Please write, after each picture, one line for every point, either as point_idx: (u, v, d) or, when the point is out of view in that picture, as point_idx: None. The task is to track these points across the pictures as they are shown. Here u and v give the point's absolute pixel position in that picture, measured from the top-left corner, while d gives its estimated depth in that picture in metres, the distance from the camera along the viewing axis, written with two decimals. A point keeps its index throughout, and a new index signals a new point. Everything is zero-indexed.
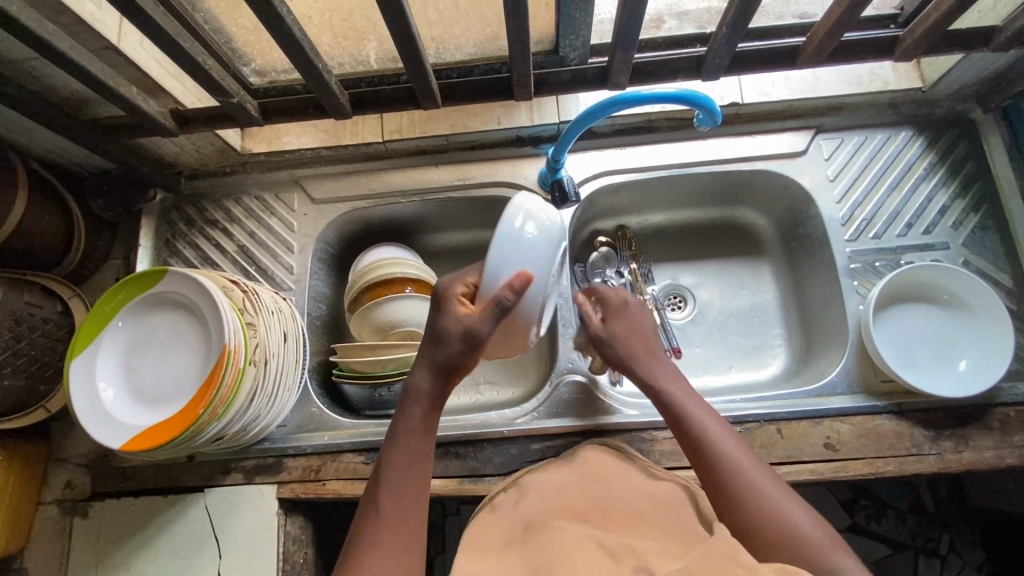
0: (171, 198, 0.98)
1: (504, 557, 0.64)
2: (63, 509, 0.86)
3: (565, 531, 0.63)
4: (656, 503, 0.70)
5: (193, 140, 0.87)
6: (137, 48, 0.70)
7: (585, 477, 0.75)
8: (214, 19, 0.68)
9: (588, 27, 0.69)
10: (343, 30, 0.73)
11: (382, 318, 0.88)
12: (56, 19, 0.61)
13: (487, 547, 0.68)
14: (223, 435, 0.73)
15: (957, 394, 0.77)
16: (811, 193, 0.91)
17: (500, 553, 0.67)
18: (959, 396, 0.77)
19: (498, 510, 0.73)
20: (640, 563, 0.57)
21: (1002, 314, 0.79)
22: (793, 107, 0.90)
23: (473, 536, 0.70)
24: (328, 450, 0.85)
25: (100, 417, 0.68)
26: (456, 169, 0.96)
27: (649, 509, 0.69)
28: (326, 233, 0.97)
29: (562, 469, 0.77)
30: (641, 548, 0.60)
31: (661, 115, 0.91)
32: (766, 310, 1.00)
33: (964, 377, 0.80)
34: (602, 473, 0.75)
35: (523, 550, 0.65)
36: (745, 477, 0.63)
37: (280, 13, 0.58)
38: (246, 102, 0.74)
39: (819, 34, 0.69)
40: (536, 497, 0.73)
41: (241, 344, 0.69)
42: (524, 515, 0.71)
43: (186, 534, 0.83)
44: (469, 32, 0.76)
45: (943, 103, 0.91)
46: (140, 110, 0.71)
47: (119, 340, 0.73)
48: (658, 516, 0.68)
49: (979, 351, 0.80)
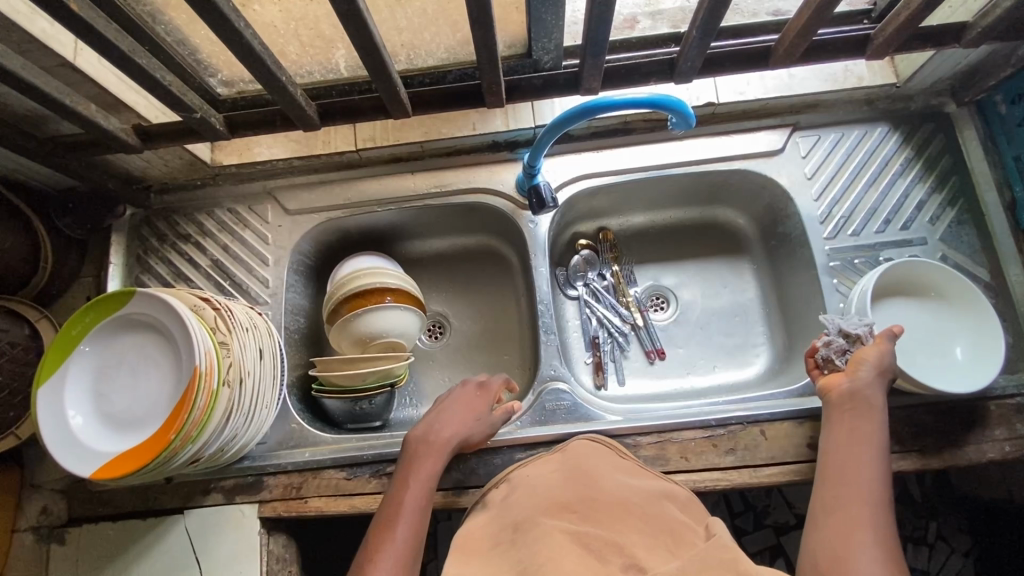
0: (141, 213, 0.96)
1: (486, 560, 0.56)
2: (39, 536, 0.84)
3: (550, 525, 0.56)
4: (646, 492, 0.63)
5: (160, 154, 0.85)
6: (95, 65, 0.68)
7: (569, 466, 0.67)
8: (177, 31, 0.66)
9: (560, 30, 0.67)
10: (310, 39, 0.72)
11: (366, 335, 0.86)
12: (7, 39, 0.59)
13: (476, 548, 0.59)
14: (199, 456, 0.72)
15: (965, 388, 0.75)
16: (788, 191, 0.91)
17: (482, 550, 0.58)
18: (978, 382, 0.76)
19: (486, 510, 0.66)
20: (629, 561, 0.50)
21: (966, 287, 0.81)
22: (769, 106, 0.90)
23: (459, 538, 0.62)
24: (309, 467, 0.84)
25: (71, 446, 0.66)
26: (431, 175, 0.95)
27: (641, 499, 0.61)
28: (303, 245, 0.95)
29: (549, 461, 0.70)
30: (630, 543, 0.53)
31: (637, 116, 0.90)
32: (748, 309, 0.99)
33: (965, 360, 0.80)
34: (587, 462, 0.68)
35: (506, 547, 0.57)
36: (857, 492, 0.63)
37: (238, 28, 0.56)
38: (210, 116, 0.72)
39: (790, 35, 0.68)
40: (520, 491, 0.65)
41: (213, 366, 0.66)
42: (507, 510, 0.63)
43: (165, 557, 0.82)
44: (440, 37, 0.74)
45: (918, 97, 0.91)
46: (101, 128, 0.69)
47: (86, 366, 0.71)
48: (649, 505, 0.60)
49: (963, 331, 0.81)
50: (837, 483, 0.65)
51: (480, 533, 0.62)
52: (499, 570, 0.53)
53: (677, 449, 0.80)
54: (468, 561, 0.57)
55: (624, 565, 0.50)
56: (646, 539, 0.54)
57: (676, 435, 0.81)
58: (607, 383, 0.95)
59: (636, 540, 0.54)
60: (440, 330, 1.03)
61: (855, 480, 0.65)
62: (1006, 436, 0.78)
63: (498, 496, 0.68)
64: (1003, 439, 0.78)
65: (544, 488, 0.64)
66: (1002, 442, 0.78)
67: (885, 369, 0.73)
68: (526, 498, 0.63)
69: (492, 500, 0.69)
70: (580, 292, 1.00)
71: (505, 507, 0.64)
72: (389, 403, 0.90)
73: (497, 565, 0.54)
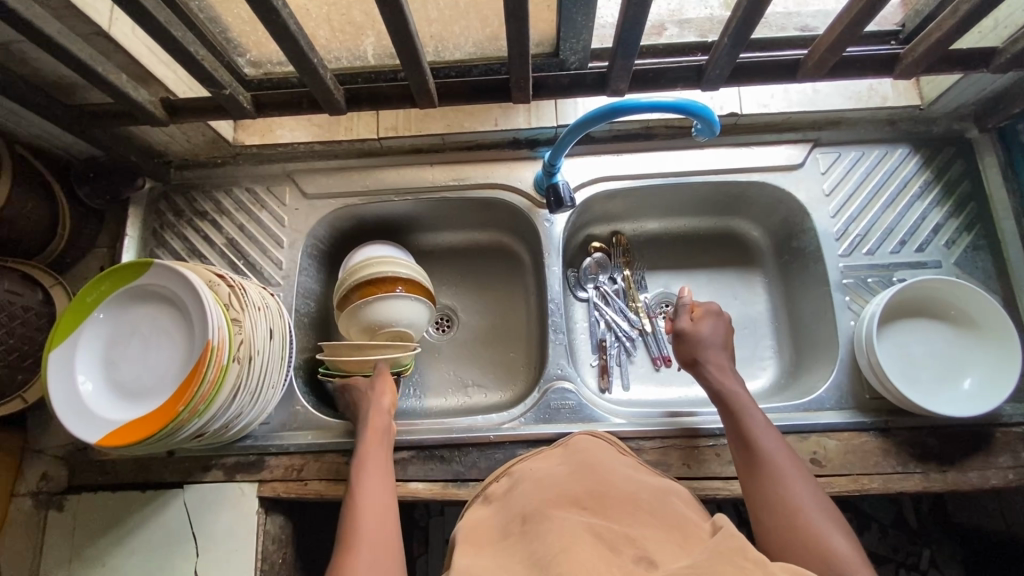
0: (160, 187, 0.97)
1: (496, 555, 0.52)
2: (37, 502, 0.84)
3: (563, 517, 0.52)
4: (653, 488, 0.60)
5: (183, 129, 0.86)
6: (129, 35, 0.69)
7: (576, 462, 0.64)
8: (210, 8, 0.66)
9: (590, 30, 0.67)
10: (341, 24, 0.72)
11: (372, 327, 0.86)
12: (45, 3, 0.60)
13: (482, 542, 0.56)
14: (204, 431, 0.72)
15: (971, 414, 0.75)
16: (806, 206, 0.91)
17: (487, 544, 0.55)
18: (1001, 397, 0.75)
19: (491, 504, 0.65)
20: (641, 554, 0.47)
21: (977, 301, 0.80)
22: (791, 120, 0.90)
23: (463, 530, 0.60)
24: (311, 450, 0.84)
25: (78, 411, 0.67)
26: (450, 168, 0.95)
27: (649, 495, 0.58)
28: (318, 229, 0.96)
29: (551, 457, 0.68)
30: (640, 537, 0.50)
31: (659, 122, 0.91)
32: (757, 321, 0.99)
33: (985, 373, 0.79)
34: (590, 455, 0.65)
35: (515, 539, 0.53)
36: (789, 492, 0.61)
37: (276, 7, 0.56)
38: (238, 94, 0.73)
39: (821, 49, 0.69)
40: (526, 483, 0.63)
41: (224, 341, 0.67)
42: (513, 502, 0.61)
43: (162, 531, 0.82)
44: (469, 31, 0.74)
45: (940, 121, 0.91)
46: (129, 98, 0.69)
47: (98, 333, 0.71)
48: (659, 502, 0.57)
49: (981, 345, 0.81)
50: (770, 480, 0.63)
51: (487, 527, 0.59)
52: (509, 563, 0.49)
53: (679, 456, 0.81)
54: (476, 554, 0.54)
55: (636, 559, 0.47)
56: (657, 535, 0.51)
57: (679, 442, 0.81)
58: (613, 387, 0.95)
59: (647, 534, 0.51)
60: (447, 323, 1.03)
61: (778, 484, 0.62)
62: (1010, 463, 0.78)
63: (501, 491, 0.66)
64: (1007, 467, 0.78)
65: (550, 481, 0.61)
66: (1006, 469, 0.78)
67: (719, 339, 0.80)
68: (530, 492, 0.60)
69: (495, 493, 0.67)
70: (590, 294, 1.00)
71: (511, 500, 0.61)
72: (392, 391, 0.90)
73: (507, 559, 0.51)
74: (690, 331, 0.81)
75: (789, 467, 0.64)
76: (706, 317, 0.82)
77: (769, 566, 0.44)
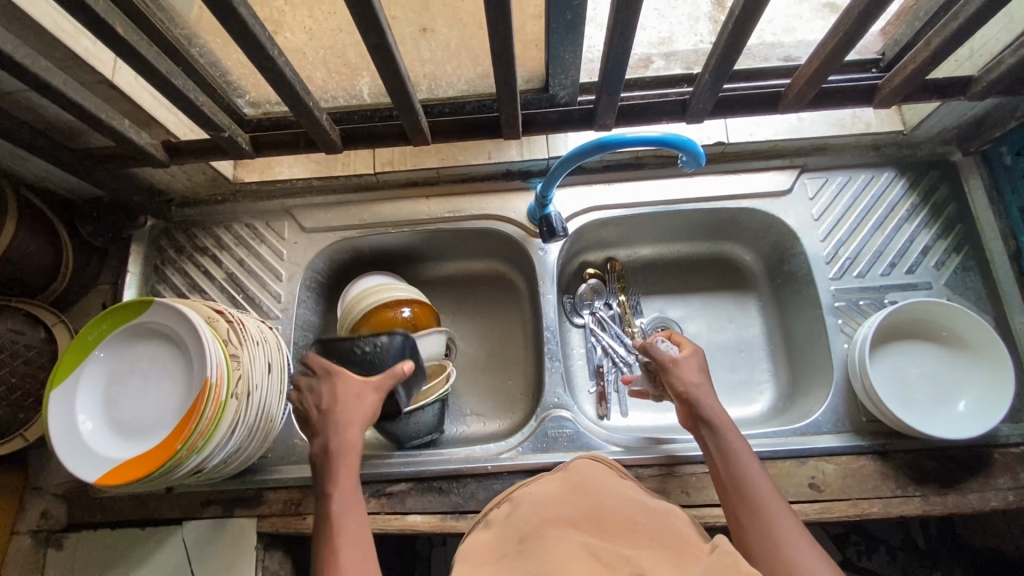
0: (161, 224, 0.99)
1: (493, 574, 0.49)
2: (37, 540, 0.84)
3: (560, 537, 0.50)
4: (650, 508, 0.57)
5: (185, 169, 0.88)
6: (131, 82, 0.71)
7: (573, 484, 0.61)
8: (211, 53, 0.69)
9: (577, 68, 0.69)
10: (337, 66, 0.75)
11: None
12: (52, 54, 0.63)
13: (480, 563, 0.53)
14: (203, 468, 0.72)
15: (974, 435, 0.75)
16: (795, 231, 0.92)
17: (483, 565, 0.52)
18: (1000, 416, 0.76)
19: (491, 527, 0.61)
20: (635, 569, 0.45)
21: (969, 319, 0.81)
22: (778, 147, 0.92)
23: (462, 553, 0.57)
24: (309, 484, 0.84)
25: (78, 450, 0.68)
26: (445, 201, 0.97)
27: (645, 514, 0.55)
28: (316, 262, 0.97)
29: (552, 480, 0.65)
30: (636, 554, 0.48)
31: (648, 152, 0.93)
32: (753, 345, 1.00)
33: (983, 392, 0.79)
34: (591, 478, 0.62)
35: (511, 559, 0.50)
36: (771, 520, 0.59)
37: (272, 56, 0.59)
38: (237, 135, 0.75)
39: (800, 83, 0.71)
40: (526, 505, 0.59)
41: (223, 377, 0.68)
42: (510, 525, 0.57)
43: (161, 567, 0.82)
44: (461, 69, 0.77)
45: (924, 146, 0.93)
46: (132, 141, 0.72)
47: (99, 371, 0.72)
48: (657, 522, 0.55)
49: (975, 365, 0.81)
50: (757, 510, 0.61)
51: (484, 550, 0.55)
52: None
53: (678, 483, 0.81)
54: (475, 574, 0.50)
55: (632, 572, 0.45)
56: (653, 553, 0.49)
57: (677, 469, 0.82)
58: (611, 413, 0.95)
59: (643, 552, 0.49)
60: None
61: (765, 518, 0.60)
62: (1009, 485, 0.78)
63: (500, 516, 0.61)
64: (1008, 489, 0.78)
65: (549, 503, 0.58)
66: (1006, 491, 0.78)
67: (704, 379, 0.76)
68: (528, 514, 0.57)
69: (493, 518, 0.63)
70: (586, 320, 1.01)
71: (508, 523, 0.58)
72: (401, 355, 0.76)
73: None
74: (680, 362, 0.77)
75: (777, 503, 0.61)
76: (691, 357, 0.78)
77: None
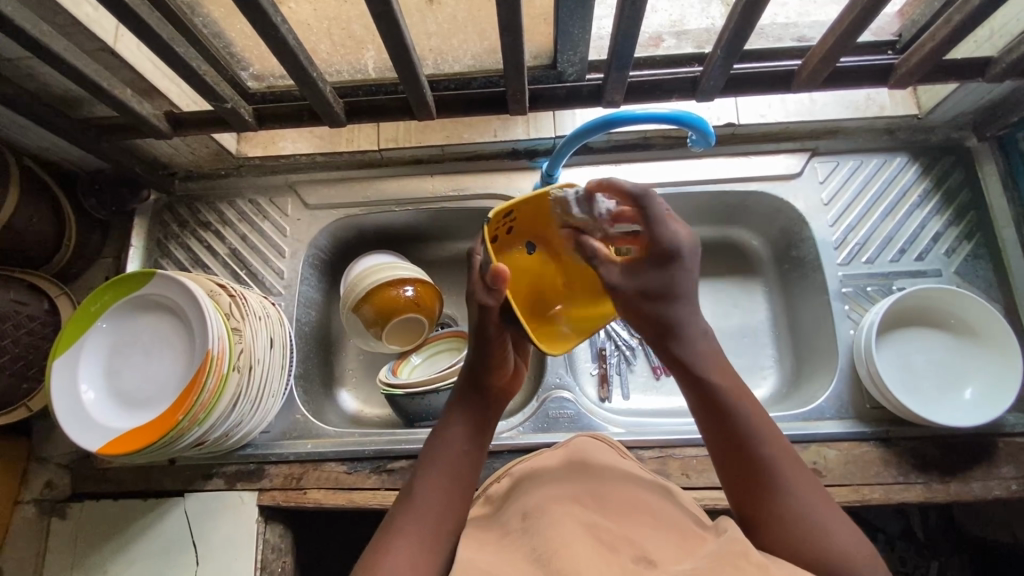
0: (165, 198, 0.98)
1: (496, 550, 0.49)
2: (41, 509, 0.85)
3: (564, 514, 0.49)
4: (650, 487, 0.57)
5: (189, 142, 0.87)
6: (133, 51, 0.70)
7: (572, 458, 0.61)
8: (214, 23, 0.67)
9: (586, 44, 0.68)
10: (342, 39, 0.73)
11: (401, 363, 0.93)
12: (53, 20, 0.62)
13: (483, 538, 0.53)
14: (205, 439, 0.72)
15: (983, 422, 0.75)
16: (804, 216, 0.91)
17: (485, 540, 0.52)
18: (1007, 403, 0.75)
19: (490, 500, 0.61)
20: (640, 554, 0.46)
21: (976, 304, 0.79)
22: (789, 130, 0.91)
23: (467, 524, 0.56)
24: (310, 459, 0.84)
25: (80, 419, 0.68)
26: (450, 179, 0.96)
27: (649, 493, 0.55)
28: (320, 239, 0.97)
29: (549, 453, 0.64)
30: (642, 538, 0.48)
31: (657, 132, 0.91)
32: (757, 331, 0.99)
33: (990, 379, 0.79)
34: (588, 454, 0.61)
35: (514, 537, 0.50)
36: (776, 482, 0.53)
37: (275, 22, 0.57)
38: (240, 107, 0.74)
39: (815, 60, 0.69)
40: (528, 479, 0.59)
41: (225, 350, 0.68)
42: (512, 499, 0.57)
43: (163, 537, 0.82)
44: (467, 44, 0.75)
45: (939, 130, 0.91)
46: (134, 111, 0.71)
47: (101, 342, 0.72)
48: (659, 502, 0.54)
49: (981, 350, 0.81)
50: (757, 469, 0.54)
51: (485, 525, 0.55)
52: (509, 560, 0.47)
53: (678, 466, 0.81)
54: (476, 549, 0.50)
55: (635, 558, 0.45)
56: (656, 534, 0.49)
57: (677, 452, 0.82)
58: (611, 395, 0.95)
59: (649, 533, 0.49)
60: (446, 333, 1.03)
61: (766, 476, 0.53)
62: (1013, 474, 0.77)
63: (499, 489, 0.61)
64: (1010, 478, 0.77)
65: (551, 478, 0.57)
66: (1009, 480, 0.77)
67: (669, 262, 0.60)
68: (529, 488, 0.57)
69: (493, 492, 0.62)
70: None
71: (511, 498, 0.58)
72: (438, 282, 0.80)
73: (507, 555, 0.48)
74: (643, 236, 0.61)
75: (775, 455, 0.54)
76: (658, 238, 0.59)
77: (772, 568, 0.42)
